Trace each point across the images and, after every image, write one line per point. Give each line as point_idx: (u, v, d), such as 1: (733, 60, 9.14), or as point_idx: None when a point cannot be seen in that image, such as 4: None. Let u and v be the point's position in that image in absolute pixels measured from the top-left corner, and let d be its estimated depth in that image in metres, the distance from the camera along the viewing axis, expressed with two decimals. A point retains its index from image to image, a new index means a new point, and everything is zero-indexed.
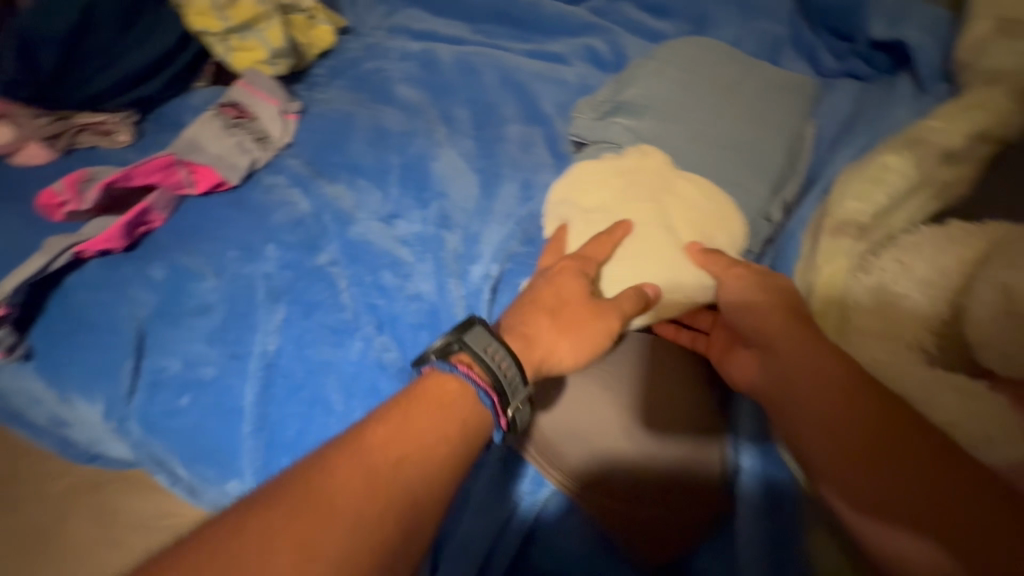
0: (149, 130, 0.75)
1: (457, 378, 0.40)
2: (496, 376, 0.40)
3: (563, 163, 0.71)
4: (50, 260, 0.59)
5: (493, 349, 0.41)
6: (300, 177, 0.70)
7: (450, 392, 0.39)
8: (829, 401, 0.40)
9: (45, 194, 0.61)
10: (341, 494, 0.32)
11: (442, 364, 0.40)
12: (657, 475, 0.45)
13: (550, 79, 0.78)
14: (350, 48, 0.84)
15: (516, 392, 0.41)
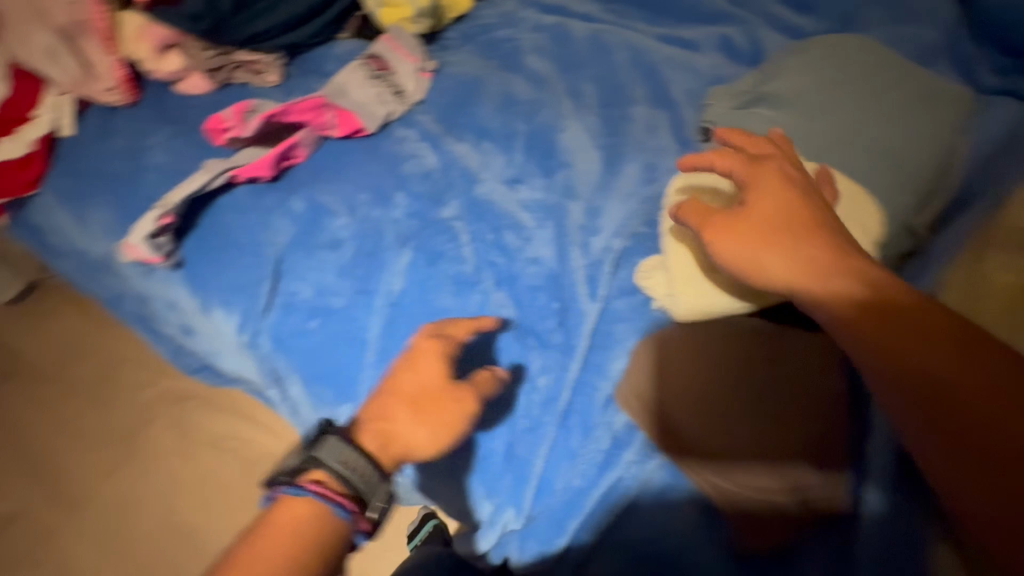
0: (295, 73, 0.80)
1: (309, 487, 0.46)
2: (354, 488, 0.46)
3: (688, 150, 0.70)
4: (210, 180, 0.65)
5: (348, 461, 0.47)
6: (429, 133, 0.73)
7: (298, 515, 0.45)
8: (861, 313, 0.40)
9: (213, 119, 0.67)
10: (260, 553, 0.42)
11: (293, 488, 0.46)
12: (737, 442, 0.47)
13: (682, 65, 0.77)
14: (485, 13, 0.85)
15: (376, 488, 0.47)
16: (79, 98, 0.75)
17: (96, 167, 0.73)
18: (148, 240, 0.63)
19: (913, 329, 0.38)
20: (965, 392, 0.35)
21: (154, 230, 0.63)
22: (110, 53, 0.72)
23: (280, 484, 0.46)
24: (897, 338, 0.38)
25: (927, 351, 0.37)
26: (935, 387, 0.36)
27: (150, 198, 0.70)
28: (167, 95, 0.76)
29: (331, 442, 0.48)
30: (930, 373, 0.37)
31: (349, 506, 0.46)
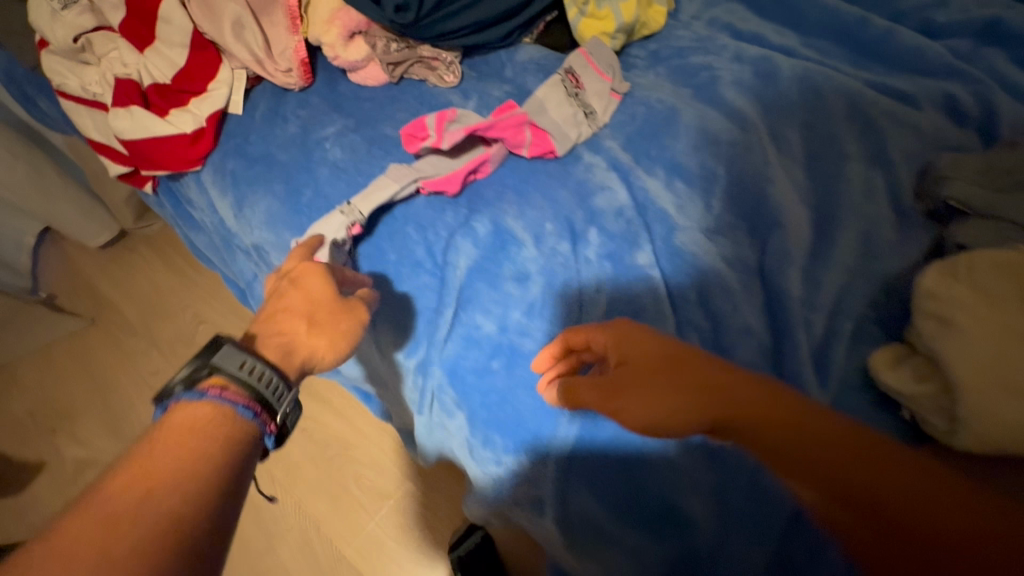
0: (471, 74, 0.74)
1: (204, 392, 0.44)
2: (258, 391, 0.46)
3: (908, 224, 0.63)
4: (399, 190, 0.61)
5: (250, 364, 0.46)
6: (618, 163, 0.67)
7: (184, 417, 0.43)
8: (795, 447, 0.40)
9: (414, 126, 0.63)
10: (158, 479, 0.38)
11: (193, 393, 0.44)
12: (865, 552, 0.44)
13: (903, 123, 0.69)
14: (678, 35, 0.78)
15: (283, 400, 0.47)
16: (252, 74, 0.72)
17: (265, 152, 0.69)
18: (334, 248, 0.59)
19: (823, 465, 0.39)
20: (951, 526, 0.35)
21: (342, 238, 0.59)
22: (295, 34, 0.69)
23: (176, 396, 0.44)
24: (847, 486, 0.38)
25: (908, 490, 0.37)
26: (918, 516, 0.36)
27: (321, 195, 0.65)
28: (342, 83, 0.73)
29: (231, 347, 0.47)
30: (859, 489, 0.38)
31: (263, 416, 0.46)
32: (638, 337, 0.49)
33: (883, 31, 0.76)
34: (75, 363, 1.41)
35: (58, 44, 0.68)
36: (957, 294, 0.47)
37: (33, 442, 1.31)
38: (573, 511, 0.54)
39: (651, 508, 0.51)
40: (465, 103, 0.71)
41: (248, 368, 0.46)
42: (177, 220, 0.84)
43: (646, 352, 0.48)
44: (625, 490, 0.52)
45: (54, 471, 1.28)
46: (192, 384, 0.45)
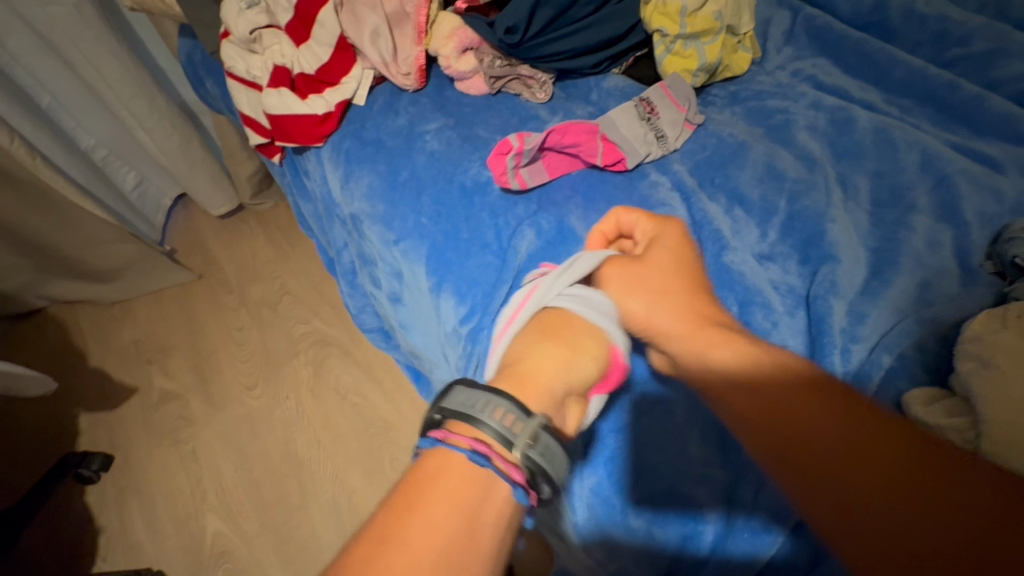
0: (561, 95, 0.84)
1: (466, 443, 0.47)
2: (497, 428, 0.46)
3: (972, 280, 0.62)
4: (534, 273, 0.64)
5: (478, 401, 0.48)
6: (682, 185, 0.72)
7: (451, 462, 0.46)
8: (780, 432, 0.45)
9: (501, 145, 0.70)
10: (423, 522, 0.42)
11: (474, 454, 0.46)
12: (830, 454, 0.43)
13: (983, 184, 0.68)
14: (759, 81, 0.84)
15: (541, 444, 0.46)
16: (377, 74, 0.86)
17: (376, 138, 0.81)
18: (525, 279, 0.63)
19: (814, 468, 0.43)
20: (915, 520, 0.38)
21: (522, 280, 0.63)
22: (418, 45, 0.81)
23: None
24: (823, 451, 0.43)
25: (861, 473, 0.41)
26: (845, 466, 0.42)
27: (415, 177, 0.76)
28: (449, 90, 0.85)
29: (465, 388, 0.49)
30: (833, 444, 0.43)
31: (528, 488, 0.47)
32: (636, 284, 0.58)
33: (973, 95, 0.76)
34: (178, 309, 1.59)
35: (236, 34, 0.85)
36: (999, 339, 0.48)
37: (132, 369, 1.49)
38: (585, 490, 0.56)
39: (659, 492, 0.53)
40: (551, 116, 0.80)
41: (529, 431, 0.46)
42: (293, 189, 1.00)
43: (661, 286, 0.58)
44: (636, 472, 0.54)
45: (142, 397, 1.44)
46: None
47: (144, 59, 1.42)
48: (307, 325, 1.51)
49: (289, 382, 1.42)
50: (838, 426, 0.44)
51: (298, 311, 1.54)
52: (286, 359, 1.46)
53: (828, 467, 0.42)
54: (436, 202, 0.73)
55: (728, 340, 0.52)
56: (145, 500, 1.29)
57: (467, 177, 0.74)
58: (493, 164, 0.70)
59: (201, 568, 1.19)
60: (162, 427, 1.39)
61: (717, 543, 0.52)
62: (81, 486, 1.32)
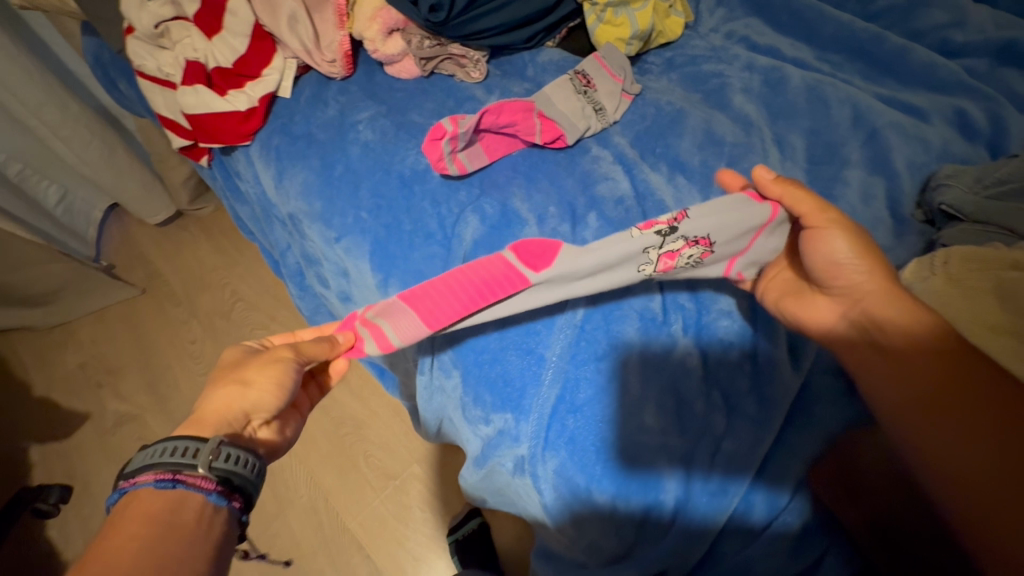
0: (496, 73, 0.81)
1: (147, 479, 0.42)
2: (221, 472, 0.44)
3: (903, 228, 0.65)
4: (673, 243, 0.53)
5: (234, 451, 0.45)
6: (624, 157, 0.71)
7: (144, 506, 0.42)
8: (908, 395, 0.48)
9: (435, 128, 0.68)
10: None
11: (160, 482, 0.42)
12: (934, 418, 0.46)
13: (911, 135, 0.70)
14: (694, 45, 0.83)
15: (246, 458, 0.46)
16: (301, 63, 0.81)
17: (306, 131, 0.77)
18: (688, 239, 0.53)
19: (949, 441, 0.45)
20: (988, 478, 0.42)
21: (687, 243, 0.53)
22: (341, 29, 0.76)
23: (143, 474, 0.43)
24: (942, 411, 0.46)
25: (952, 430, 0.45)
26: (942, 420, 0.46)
27: (351, 170, 0.73)
28: (379, 75, 0.81)
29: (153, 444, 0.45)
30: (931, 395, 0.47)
31: (226, 494, 0.44)
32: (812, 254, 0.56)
33: (898, 47, 0.77)
34: (124, 327, 1.51)
35: (140, 28, 0.78)
36: (929, 286, 0.51)
37: (82, 395, 1.41)
38: (548, 472, 0.56)
39: (620, 469, 0.53)
40: (488, 96, 0.78)
41: (208, 446, 0.44)
42: (226, 192, 0.94)
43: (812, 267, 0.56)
44: (596, 449, 0.54)
45: (95, 422, 1.37)
46: (121, 481, 0.43)
47: (47, 61, 1.29)
48: (265, 329, 1.46)
49: None
50: (943, 396, 0.46)
51: (255, 316, 1.49)
52: None
53: (946, 428, 0.45)
54: (375, 194, 0.70)
55: (887, 316, 0.51)
56: None
57: (405, 165, 0.71)
58: (429, 150, 0.68)
59: None
60: (121, 451, 1.33)
61: (679, 509, 0.53)
62: (39, 522, 1.25)
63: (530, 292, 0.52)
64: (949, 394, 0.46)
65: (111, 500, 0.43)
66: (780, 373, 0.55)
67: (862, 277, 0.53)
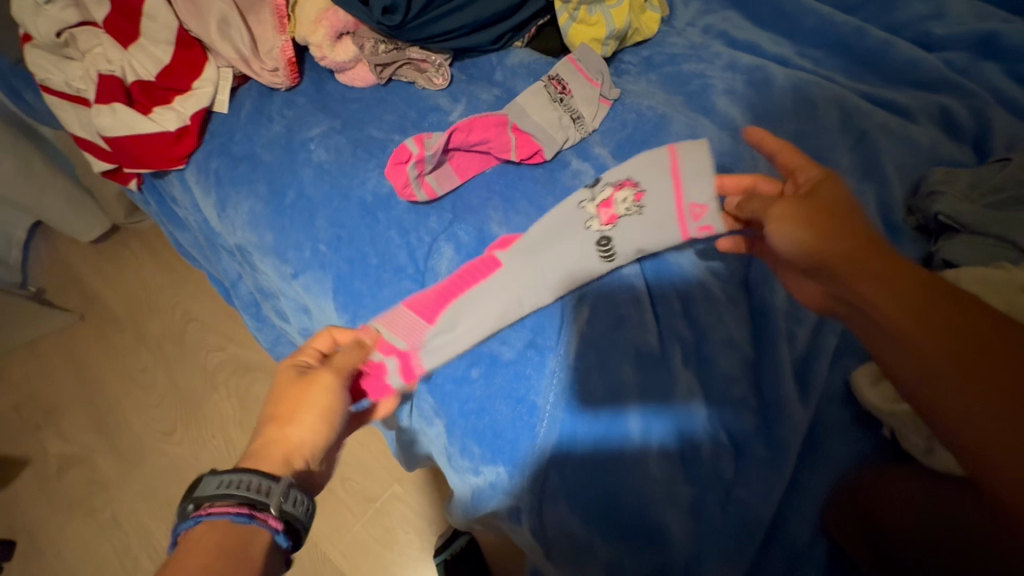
0: (461, 78, 0.74)
1: (225, 511, 0.40)
2: (291, 514, 0.42)
3: (897, 237, 0.62)
4: (602, 194, 0.59)
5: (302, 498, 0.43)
6: (607, 170, 0.66)
7: (211, 540, 0.39)
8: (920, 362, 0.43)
9: (399, 151, 0.62)
10: None
11: (237, 516, 0.40)
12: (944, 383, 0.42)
13: (898, 136, 0.67)
14: (671, 43, 0.78)
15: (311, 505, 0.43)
16: (238, 73, 0.71)
17: (249, 152, 0.68)
18: (613, 190, 0.59)
19: None
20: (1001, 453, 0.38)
21: (620, 193, 0.58)
22: (282, 33, 0.68)
23: (221, 507, 0.40)
24: None
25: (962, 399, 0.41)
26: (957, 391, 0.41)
27: (305, 196, 0.65)
28: (330, 84, 0.72)
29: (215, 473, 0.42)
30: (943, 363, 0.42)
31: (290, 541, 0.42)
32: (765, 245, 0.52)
33: (879, 42, 0.75)
34: (62, 359, 1.37)
35: (40, 37, 0.67)
36: None
37: (18, 438, 1.27)
38: (547, 525, 0.51)
39: (626, 523, 0.49)
40: (454, 106, 0.70)
41: (280, 490, 0.42)
42: (163, 218, 0.84)
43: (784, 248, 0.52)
44: (599, 502, 0.50)
45: (36, 467, 1.24)
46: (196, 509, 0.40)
47: None
48: (222, 352, 1.35)
49: (212, 421, 1.27)
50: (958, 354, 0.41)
51: (210, 338, 1.37)
52: (205, 395, 1.30)
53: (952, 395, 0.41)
54: (333, 224, 0.63)
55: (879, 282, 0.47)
56: None
57: (366, 190, 0.63)
58: (394, 175, 0.62)
59: None
60: (69, 497, 1.21)
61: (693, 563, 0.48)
62: None
63: (505, 268, 0.57)
64: (973, 344, 0.35)
65: (179, 527, 0.40)
66: (788, 410, 0.50)
67: (839, 245, 0.40)
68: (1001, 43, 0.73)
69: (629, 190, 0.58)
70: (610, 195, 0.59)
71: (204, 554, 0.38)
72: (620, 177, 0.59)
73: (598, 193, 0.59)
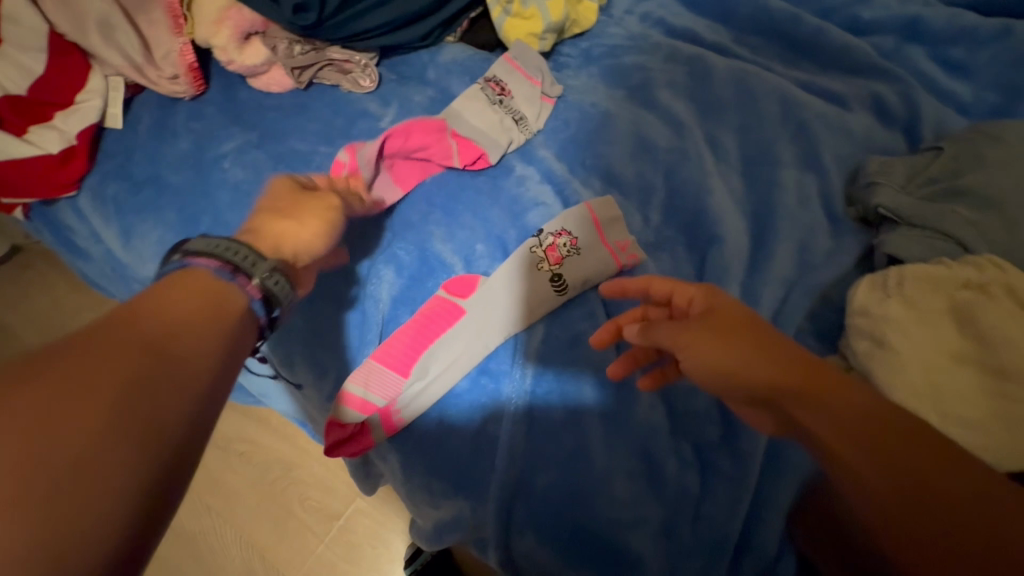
0: (390, 78, 0.68)
1: (207, 261, 0.40)
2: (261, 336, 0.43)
3: (840, 229, 0.62)
4: (540, 237, 0.57)
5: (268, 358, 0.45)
6: (553, 174, 0.63)
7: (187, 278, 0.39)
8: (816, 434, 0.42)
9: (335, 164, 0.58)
10: None
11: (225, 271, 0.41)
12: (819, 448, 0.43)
13: (835, 126, 0.68)
14: (610, 33, 0.75)
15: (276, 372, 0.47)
16: (131, 82, 0.63)
17: (153, 174, 0.60)
18: (550, 236, 0.57)
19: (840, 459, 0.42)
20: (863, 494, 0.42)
21: (558, 236, 0.56)
22: (179, 35, 0.60)
23: (205, 256, 0.40)
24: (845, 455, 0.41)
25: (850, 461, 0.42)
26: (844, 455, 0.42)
27: (221, 222, 0.58)
28: (241, 90, 0.64)
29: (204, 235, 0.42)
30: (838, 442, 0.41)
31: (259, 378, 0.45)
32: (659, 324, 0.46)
33: (813, 28, 0.74)
34: None
35: None
36: (888, 311, 0.47)
37: None
38: (518, 554, 0.50)
39: (596, 548, 0.48)
40: (385, 110, 0.65)
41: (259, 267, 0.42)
42: (60, 248, 0.74)
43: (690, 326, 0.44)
44: (567, 530, 0.48)
45: None
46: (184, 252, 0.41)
47: None
48: None
49: None
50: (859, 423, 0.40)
51: None
52: None
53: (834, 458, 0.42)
54: None
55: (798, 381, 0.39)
56: None
57: None
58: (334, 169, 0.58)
59: None
60: None
61: None
62: None
63: (471, 318, 0.53)
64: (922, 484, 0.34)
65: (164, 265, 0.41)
66: None
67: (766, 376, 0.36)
68: (925, 28, 0.75)
69: (565, 234, 0.57)
70: (550, 238, 0.56)
71: (73, 365, 0.30)
72: (553, 224, 0.57)
73: (538, 240, 0.56)
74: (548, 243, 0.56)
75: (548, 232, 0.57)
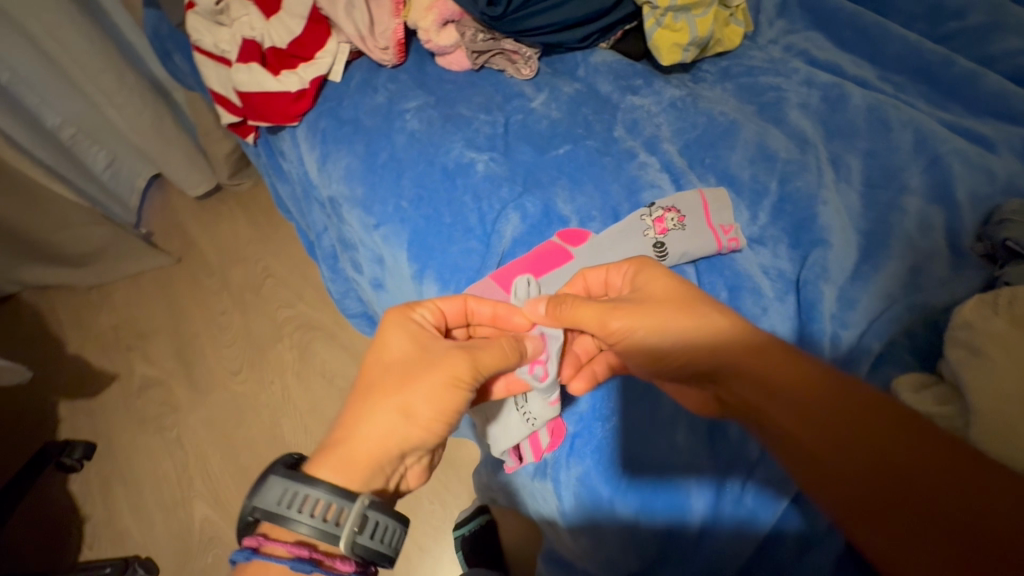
0: (547, 71, 0.80)
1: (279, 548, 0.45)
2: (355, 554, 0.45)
3: (960, 262, 0.62)
4: (649, 213, 0.64)
5: (379, 528, 0.47)
6: (672, 166, 0.70)
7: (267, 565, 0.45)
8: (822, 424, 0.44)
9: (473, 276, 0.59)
10: None
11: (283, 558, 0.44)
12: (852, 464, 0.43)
13: (975, 164, 0.66)
14: (752, 56, 0.81)
15: (369, 530, 0.46)
16: (353, 49, 0.81)
17: (354, 117, 0.78)
18: (656, 212, 0.64)
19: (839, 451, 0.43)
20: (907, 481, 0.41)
21: (664, 215, 0.64)
22: (396, 17, 0.77)
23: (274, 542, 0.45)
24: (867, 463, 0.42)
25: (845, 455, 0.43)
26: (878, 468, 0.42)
27: (396, 159, 0.73)
28: (429, 65, 0.81)
29: (278, 481, 0.46)
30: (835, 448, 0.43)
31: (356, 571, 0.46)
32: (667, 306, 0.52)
33: (967, 72, 0.74)
34: (157, 293, 1.55)
35: (201, 5, 0.79)
36: (992, 327, 0.47)
37: (113, 356, 1.45)
38: (571, 477, 0.55)
39: (648, 483, 0.52)
40: (538, 95, 0.77)
41: (351, 517, 0.45)
42: (269, 170, 0.95)
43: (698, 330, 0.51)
44: (623, 461, 0.54)
45: (123, 383, 1.41)
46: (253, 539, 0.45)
47: (108, 32, 1.33)
48: (290, 308, 1.48)
49: (274, 366, 1.39)
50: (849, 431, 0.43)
51: (283, 292, 1.51)
52: (271, 343, 1.43)
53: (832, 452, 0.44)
54: (416, 184, 0.71)
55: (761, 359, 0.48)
56: (130, 486, 1.27)
57: (449, 158, 0.71)
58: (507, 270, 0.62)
59: (190, 553, 1.19)
60: (146, 414, 1.36)
61: (706, 527, 0.51)
62: (63, 475, 1.29)
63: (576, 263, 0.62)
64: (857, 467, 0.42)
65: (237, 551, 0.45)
66: None
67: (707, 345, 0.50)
68: None
69: (672, 212, 0.64)
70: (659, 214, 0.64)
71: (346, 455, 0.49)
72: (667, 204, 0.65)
73: (648, 216, 0.64)
74: (656, 220, 0.64)
75: (655, 211, 0.64)
